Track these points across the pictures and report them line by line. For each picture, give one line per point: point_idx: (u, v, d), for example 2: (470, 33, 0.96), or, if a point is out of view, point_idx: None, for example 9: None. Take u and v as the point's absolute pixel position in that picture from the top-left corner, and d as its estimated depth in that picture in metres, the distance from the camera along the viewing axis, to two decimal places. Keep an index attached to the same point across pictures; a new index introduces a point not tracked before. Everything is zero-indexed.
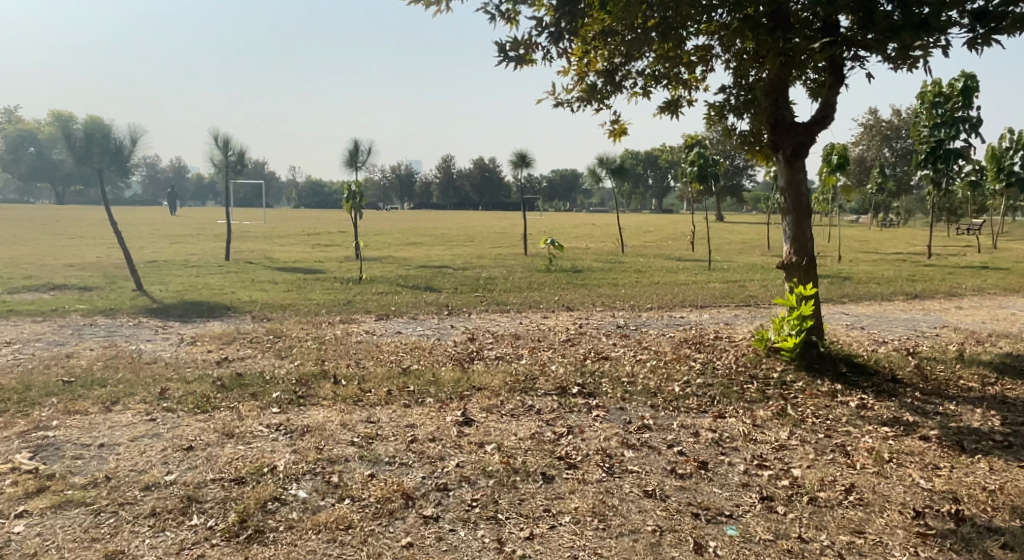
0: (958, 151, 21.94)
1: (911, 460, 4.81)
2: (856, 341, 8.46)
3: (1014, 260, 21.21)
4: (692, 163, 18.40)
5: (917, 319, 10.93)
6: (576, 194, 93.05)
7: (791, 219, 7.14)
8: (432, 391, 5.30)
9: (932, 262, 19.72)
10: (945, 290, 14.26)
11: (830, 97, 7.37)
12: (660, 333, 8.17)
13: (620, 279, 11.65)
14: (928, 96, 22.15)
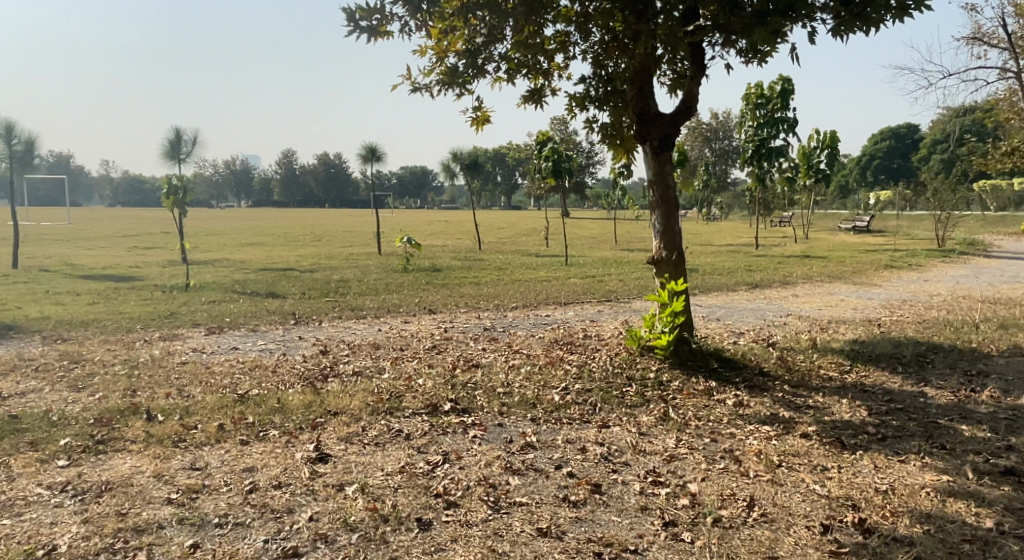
0: (779, 149, 23.40)
1: (800, 462, 4.60)
2: (719, 333, 8.41)
3: (828, 249, 23.01)
4: (546, 158, 18.29)
5: (765, 308, 11.20)
6: (425, 191, 92.27)
7: (660, 212, 6.90)
8: (276, 420, 4.47)
9: (761, 252, 20.91)
10: (779, 278, 14.99)
11: (692, 88, 7.05)
12: (530, 334, 7.71)
13: (480, 278, 11.12)
14: (750, 98, 23.45)
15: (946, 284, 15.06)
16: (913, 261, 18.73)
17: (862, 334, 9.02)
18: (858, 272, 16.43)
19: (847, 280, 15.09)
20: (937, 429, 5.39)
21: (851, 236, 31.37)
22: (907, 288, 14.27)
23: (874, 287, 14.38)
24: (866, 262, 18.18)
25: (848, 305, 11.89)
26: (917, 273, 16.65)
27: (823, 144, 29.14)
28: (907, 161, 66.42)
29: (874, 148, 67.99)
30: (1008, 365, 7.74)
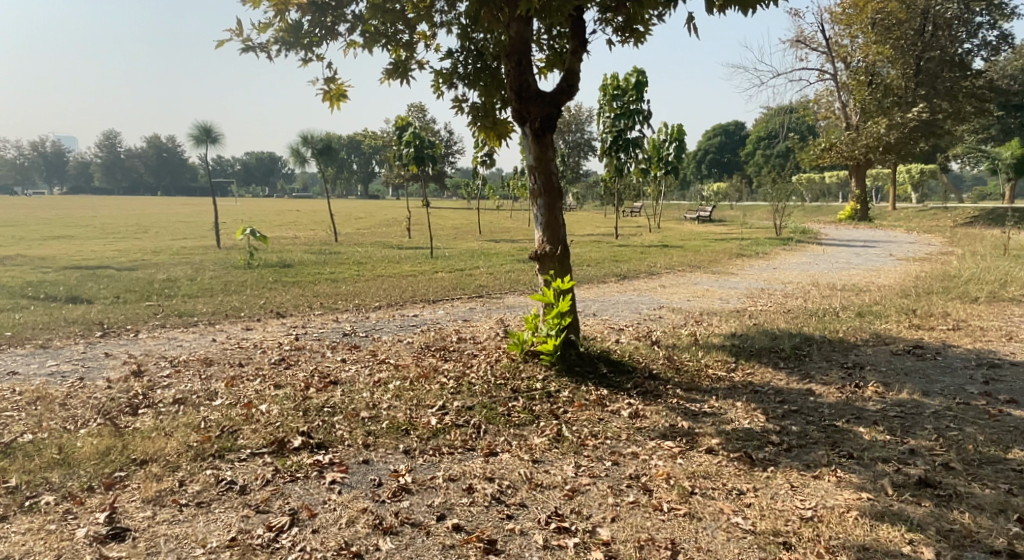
0: (635, 140, 23.53)
1: (712, 486, 4.05)
2: (600, 331, 7.85)
3: (682, 239, 23.47)
4: (407, 143, 16.89)
5: (639, 301, 10.83)
6: (274, 178, 87.89)
7: (542, 202, 6.23)
8: (53, 480, 3.58)
9: (622, 242, 20.93)
10: (641, 268, 14.83)
11: (574, 63, 6.30)
12: (397, 339, 6.79)
13: (337, 274, 9.99)
14: (607, 88, 23.28)
15: (794, 271, 15.54)
16: (761, 250, 19.39)
17: (737, 324, 8.76)
18: (715, 261, 16.67)
19: (705, 269, 15.20)
20: (838, 433, 5.02)
21: (698, 225, 32.57)
22: (762, 276, 14.53)
23: (731, 275, 14.54)
24: (719, 251, 18.58)
25: (712, 293, 11.78)
26: (765, 261, 17.18)
27: (671, 137, 29.97)
28: (734, 156, 71.66)
29: (707, 143, 72.23)
30: (878, 353, 7.68)
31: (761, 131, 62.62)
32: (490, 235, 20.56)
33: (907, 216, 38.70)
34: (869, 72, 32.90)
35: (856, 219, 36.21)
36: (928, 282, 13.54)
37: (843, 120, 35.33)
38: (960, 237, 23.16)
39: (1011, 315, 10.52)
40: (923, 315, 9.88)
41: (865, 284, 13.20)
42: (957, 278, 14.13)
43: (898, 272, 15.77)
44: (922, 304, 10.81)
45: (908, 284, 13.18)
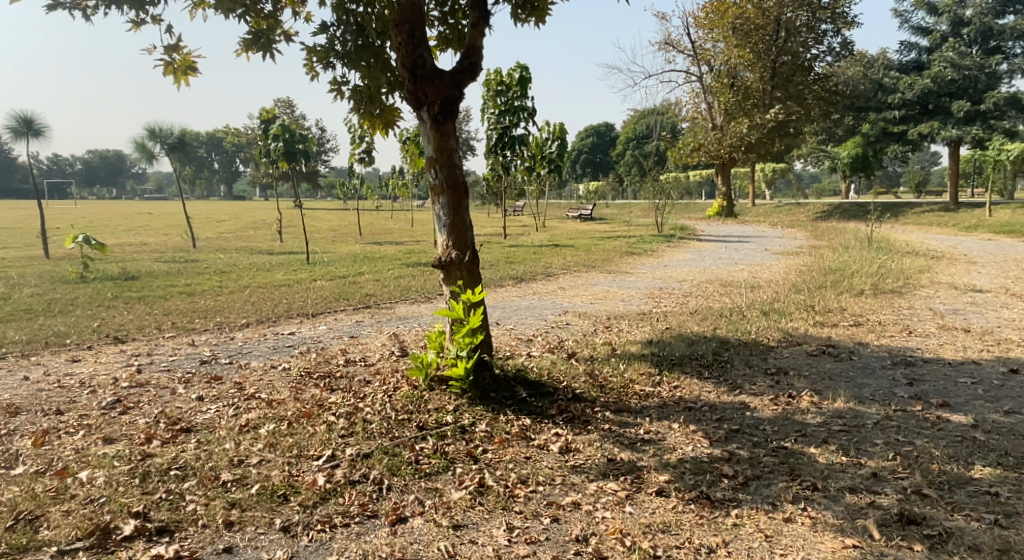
0: (520, 138, 22.96)
1: (675, 545, 3.34)
2: (508, 346, 7.04)
3: (569, 237, 23.15)
4: (274, 137, 15.26)
5: (540, 306, 10.12)
6: (124, 179, 81.11)
7: (446, 199, 5.30)
8: None
9: (509, 243, 20.27)
10: (533, 269, 14.16)
11: (476, 38, 5.33)
12: (270, 365, 5.66)
13: (196, 286, 8.63)
14: (490, 84, 22.52)
15: (683, 268, 15.40)
16: (647, 247, 19.30)
17: (648, 329, 8.21)
18: (607, 260, 16.31)
19: (597, 269, 14.75)
20: (791, 457, 4.43)
21: (580, 224, 32.58)
22: (655, 274, 14.25)
23: (623, 275, 14.14)
24: (609, 249, 18.34)
25: (611, 295, 11.24)
26: (654, 259, 17.01)
27: (553, 135, 29.77)
28: (605, 156, 73.45)
29: (580, 144, 73.45)
30: (796, 356, 7.30)
31: (631, 132, 64.26)
32: (370, 237, 19.36)
33: (768, 212, 40.68)
34: (730, 74, 34.58)
35: (723, 216, 37.48)
36: (811, 273, 13.68)
37: (710, 121, 36.57)
38: (823, 230, 24.26)
39: (896, 307, 10.62)
40: (822, 310, 9.74)
41: (755, 279, 13.13)
42: (835, 267, 14.39)
43: (779, 265, 15.99)
44: (816, 297, 10.73)
45: (794, 275, 13.26)
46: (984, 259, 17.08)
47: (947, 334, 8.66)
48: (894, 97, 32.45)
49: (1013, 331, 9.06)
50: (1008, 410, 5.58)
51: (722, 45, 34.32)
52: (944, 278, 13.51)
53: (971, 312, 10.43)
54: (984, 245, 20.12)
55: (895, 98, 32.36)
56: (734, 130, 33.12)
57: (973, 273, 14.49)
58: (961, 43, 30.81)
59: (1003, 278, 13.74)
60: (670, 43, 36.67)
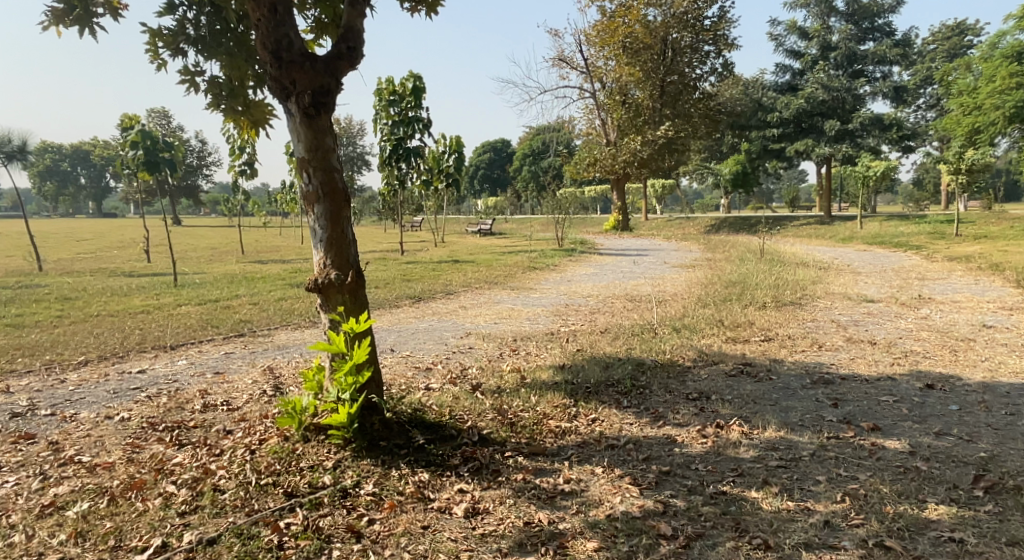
0: (416, 149, 22.10)
1: None
2: (404, 381, 6.21)
3: (469, 253, 22.49)
4: (132, 145, 13.71)
5: (441, 329, 9.33)
6: None
7: (322, 210, 4.49)
8: None
9: (407, 259, 19.37)
10: (430, 288, 13.33)
11: (354, 19, 4.55)
12: (104, 416, 4.79)
13: (30, 317, 7.42)
14: (382, 93, 21.58)
15: (587, 283, 14.95)
16: (549, 262, 18.81)
17: (557, 353, 7.59)
18: (509, 276, 15.67)
19: (498, 286, 14.07)
20: (731, 504, 3.88)
21: (480, 238, 32.05)
22: (560, 290, 13.73)
23: (525, 291, 13.53)
24: (511, 264, 17.79)
25: (516, 315, 10.58)
26: (556, 274, 16.51)
27: (450, 148, 29.09)
28: (503, 172, 73.50)
29: (477, 160, 73.19)
30: (714, 376, 6.82)
31: (527, 148, 64.46)
32: (255, 256, 18.02)
33: (661, 226, 41.46)
34: (622, 92, 35.12)
35: (619, 230, 37.88)
36: (711, 284, 13.46)
37: (604, 137, 36.94)
38: (716, 243, 24.66)
39: (798, 317, 10.42)
40: (731, 325, 9.33)
41: (658, 293, 12.77)
42: (732, 277, 14.24)
43: (680, 277, 15.79)
44: (723, 309, 10.41)
45: (696, 288, 12.99)
46: (866, 268, 17.62)
47: (853, 344, 8.43)
48: (772, 116, 33.55)
49: (913, 340, 8.86)
50: (939, 431, 5.23)
51: (612, 63, 34.66)
52: (837, 286, 13.56)
53: (868, 320, 10.34)
54: (863, 255, 20.87)
55: (773, 118, 33.40)
56: (628, 146, 33.57)
57: (862, 280, 14.69)
58: (830, 66, 32.58)
59: (890, 285, 13.94)
60: (563, 59, 36.86)
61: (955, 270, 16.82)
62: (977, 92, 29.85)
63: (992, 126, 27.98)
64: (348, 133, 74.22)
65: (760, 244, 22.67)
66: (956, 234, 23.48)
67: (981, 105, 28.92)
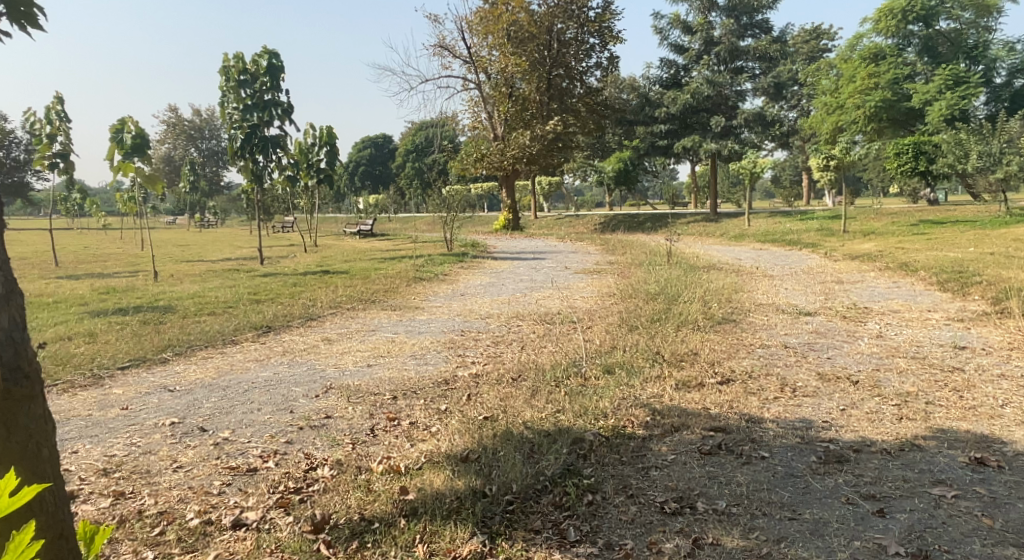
0: (275, 139, 19.48)
1: None
2: (206, 527, 3.76)
3: (342, 259, 19.82)
4: None
5: (292, 387, 6.84)
6: None
7: None
8: None
9: (267, 270, 16.61)
10: (288, 310, 10.79)
11: None
12: None
13: None
14: (230, 72, 18.90)
15: (482, 298, 12.68)
16: (435, 270, 16.34)
17: (454, 425, 5.32)
18: (386, 290, 13.12)
19: (374, 305, 11.58)
20: None
21: (359, 240, 29.37)
22: (450, 309, 11.39)
23: (405, 312, 11.08)
24: (392, 274, 15.31)
25: (397, 354, 8.22)
26: (443, 286, 14.06)
27: (321, 140, 26.10)
28: (385, 169, 70.20)
29: (357, 156, 69.46)
30: (684, 459, 4.66)
31: (410, 144, 61.63)
32: (70, 283, 14.73)
33: (551, 225, 39.92)
34: (507, 84, 32.98)
35: (509, 229, 35.98)
36: (623, 298, 11.42)
37: (491, 132, 34.83)
38: (613, 244, 22.95)
39: (735, 336, 8.37)
40: (671, 359, 7.08)
41: (556, 314, 10.54)
42: (643, 286, 12.22)
43: (586, 287, 13.75)
44: (651, 333, 8.32)
45: (607, 306, 10.88)
46: (775, 264, 16.17)
47: (823, 379, 6.36)
48: (659, 111, 31.98)
49: (897, 374, 6.61)
50: None
51: (496, 54, 32.40)
52: (758, 291, 11.61)
53: (815, 336, 8.26)
54: (763, 251, 19.60)
55: (661, 112, 31.88)
56: (516, 141, 31.81)
57: (782, 283, 12.87)
58: (712, 62, 31.17)
59: (813, 288, 12.08)
60: (444, 47, 34.49)
61: (866, 263, 15.36)
62: (838, 92, 29.90)
63: (853, 125, 28.45)
64: (211, 125, 69.04)
65: (656, 242, 21.02)
66: (843, 228, 22.40)
67: (843, 104, 29.19)
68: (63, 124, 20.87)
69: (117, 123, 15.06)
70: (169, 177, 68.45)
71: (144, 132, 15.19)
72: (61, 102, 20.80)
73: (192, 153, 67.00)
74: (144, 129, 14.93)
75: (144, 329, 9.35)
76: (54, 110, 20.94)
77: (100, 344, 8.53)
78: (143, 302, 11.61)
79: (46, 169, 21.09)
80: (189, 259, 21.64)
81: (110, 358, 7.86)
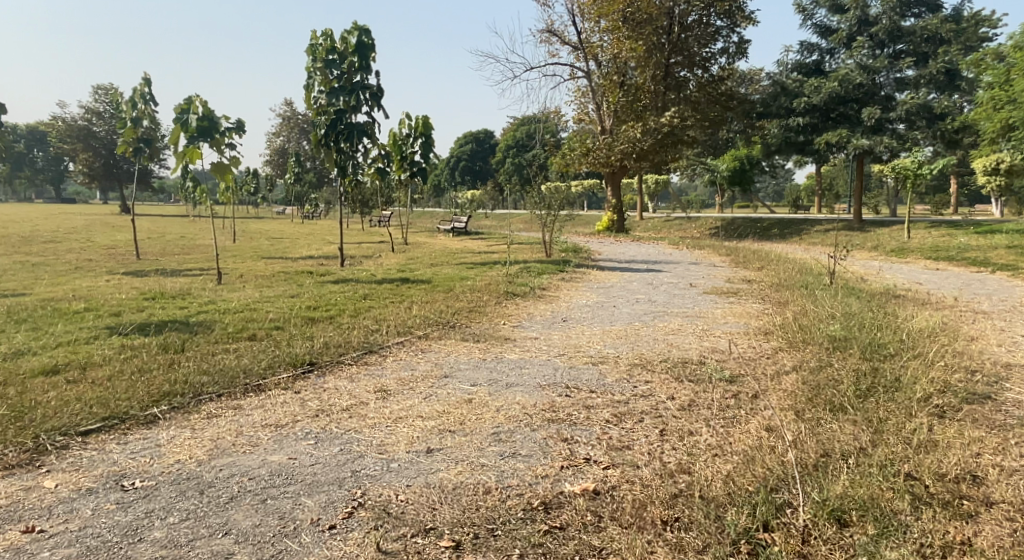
0: (362, 126, 17.39)
1: None
2: None
3: (429, 261, 17.52)
4: None
5: (302, 497, 4.30)
6: None
7: None
8: None
9: (342, 274, 14.47)
10: (345, 338, 8.38)
11: None
12: None
13: None
14: (317, 51, 16.88)
15: (590, 327, 9.88)
16: (531, 282, 13.67)
17: None
18: (471, 310, 10.52)
19: (453, 335, 9.00)
20: None
21: (452, 239, 27.32)
22: (550, 345, 8.66)
23: (494, 349, 8.43)
24: (482, 285, 12.79)
25: (471, 430, 5.52)
26: (543, 307, 11.32)
27: (415, 130, 23.99)
28: (485, 164, 68.40)
29: (458, 151, 68.04)
30: None
31: (511, 138, 59.38)
32: (124, 283, 13.08)
33: (659, 228, 36.50)
34: (619, 72, 30.45)
35: (614, 231, 32.93)
36: (788, 346, 8.28)
37: (599, 124, 31.95)
38: (741, 254, 19.57)
39: (1014, 434, 5.18)
40: (943, 494, 4.09)
41: (698, 365, 7.58)
42: (812, 326, 9.02)
43: (725, 318, 10.71)
44: (872, 421, 5.26)
45: (770, 358, 7.79)
46: (971, 293, 12.53)
47: None
48: (798, 102, 28.74)
49: None
50: None
51: (609, 38, 29.61)
52: (990, 341, 8.16)
53: None
54: (935, 272, 15.83)
55: (800, 103, 28.61)
56: (626, 135, 28.86)
57: (1009, 325, 9.37)
58: (868, 44, 27.48)
59: None
60: (553, 32, 31.91)
61: None
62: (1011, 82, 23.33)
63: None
64: None
65: (797, 259, 17.49)
66: None
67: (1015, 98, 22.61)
68: (148, 108, 19.11)
69: (183, 103, 12.99)
70: (278, 168, 69.47)
71: (212, 113, 12.99)
72: (147, 84, 18.91)
73: (300, 144, 67.82)
74: (214, 115, 12.84)
75: (154, 362, 7.16)
76: (139, 91, 19.06)
77: (85, 384, 6.36)
78: (178, 315, 9.62)
79: (131, 153, 19.80)
80: (268, 255, 20.02)
81: (75, 413, 5.57)
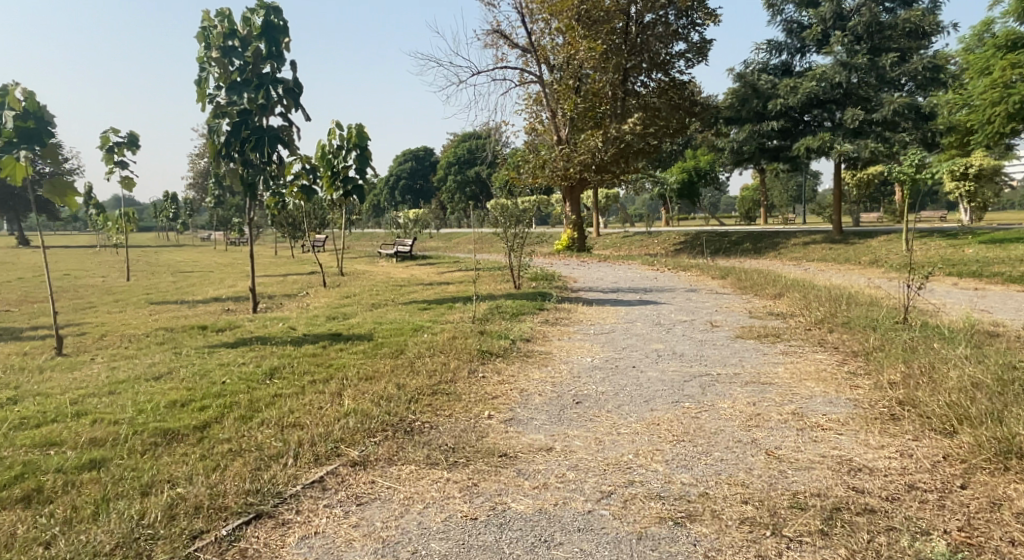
0: (274, 131, 13.52)
1: None
2: None
3: (370, 300, 13.84)
4: None
5: None
6: None
7: None
8: None
9: (252, 327, 10.70)
10: (214, 487, 4.48)
11: None
12: None
13: None
14: (210, 36, 13.01)
15: (627, 418, 6.34)
16: (509, 331, 10.10)
17: None
18: (438, 395, 6.77)
19: (412, 454, 5.25)
20: None
21: (396, 267, 23.70)
22: (580, 468, 5.12)
23: (486, 489, 4.73)
24: (445, 342, 9.12)
25: None
26: (538, 377, 7.70)
27: (347, 141, 20.21)
28: (426, 182, 64.76)
29: (396, 169, 64.04)
30: None
31: (451, 155, 55.31)
32: None
33: (620, 244, 33.47)
34: (575, 77, 26.78)
35: (574, 250, 29.70)
36: (992, 471, 4.87)
37: (553, 134, 28.51)
38: (744, 277, 16.50)
39: None
40: None
41: (877, 529, 4.10)
42: (993, 418, 5.60)
43: (808, 388, 7.34)
44: None
45: (986, 504, 4.41)
46: None
47: None
48: (772, 103, 26.14)
49: None
50: None
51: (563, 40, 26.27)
52: None
53: None
54: (999, 297, 12.87)
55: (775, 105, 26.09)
56: (586, 144, 25.67)
57: None
58: (846, 39, 25.03)
59: None
60: (500, 34, 28.57)
61: None
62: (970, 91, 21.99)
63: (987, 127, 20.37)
64: None
65: (823, 284, 14.40)
66: None
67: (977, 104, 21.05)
68: None
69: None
70: (202, 192, 64.30)
71: (41, 109, 9.13)
72: None
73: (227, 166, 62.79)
74: (43, 103, 8.87)
75: None
76: None
77: None
78: None
79: None
80: (162, 298, 15.94)
81: None
